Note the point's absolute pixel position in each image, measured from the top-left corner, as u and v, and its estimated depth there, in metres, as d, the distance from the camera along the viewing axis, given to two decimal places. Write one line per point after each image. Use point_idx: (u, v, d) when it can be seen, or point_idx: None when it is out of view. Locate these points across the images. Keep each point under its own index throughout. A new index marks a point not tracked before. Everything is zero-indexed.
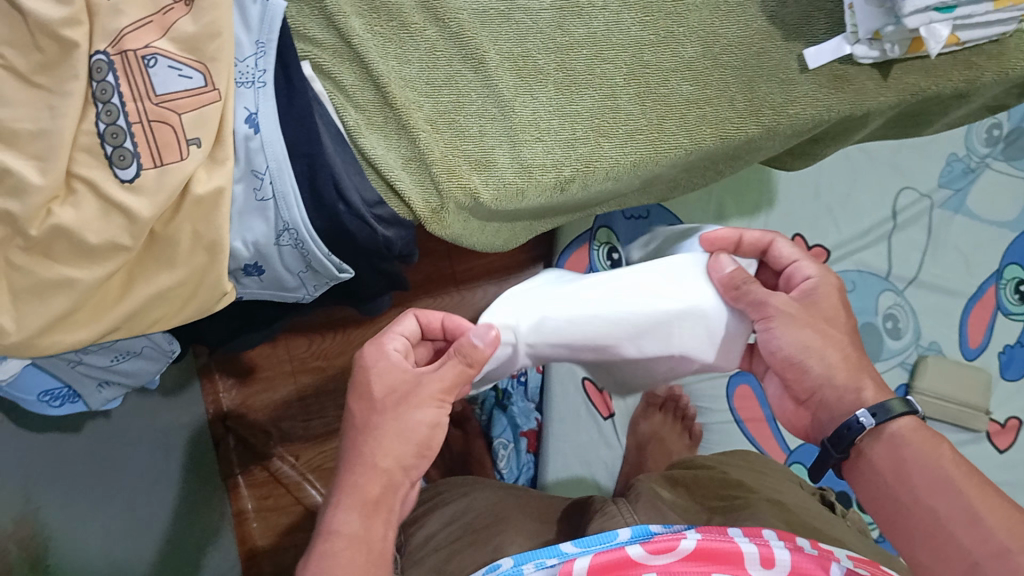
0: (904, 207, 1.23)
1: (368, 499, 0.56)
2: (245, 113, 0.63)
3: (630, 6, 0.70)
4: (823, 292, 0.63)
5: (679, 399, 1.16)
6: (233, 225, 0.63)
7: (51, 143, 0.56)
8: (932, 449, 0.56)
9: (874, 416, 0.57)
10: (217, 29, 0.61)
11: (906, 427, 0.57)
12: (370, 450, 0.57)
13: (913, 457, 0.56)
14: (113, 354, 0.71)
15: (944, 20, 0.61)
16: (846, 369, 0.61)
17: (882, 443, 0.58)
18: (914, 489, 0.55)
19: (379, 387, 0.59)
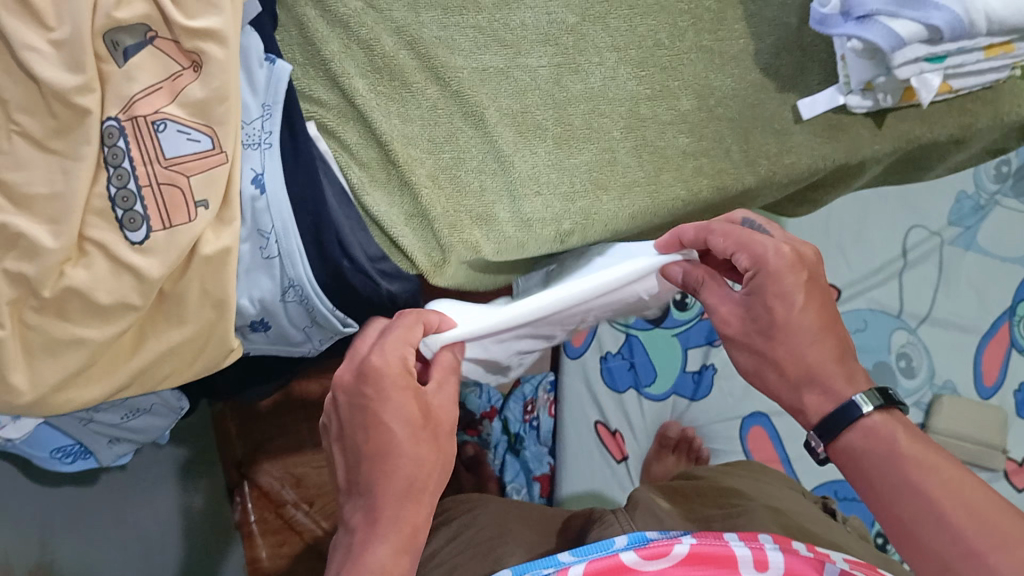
0: (914, 245, 1.23)
1: (410, 533, 0.59)
2: (252, 174, 0.65)
3: (623, 63, 0.68)
4: (764, 282, 0.62)
5: (692, 442, 1.17)
6: (239, 282, 0.65)
7: (64, 207, 0.60)
8: (890, 449, 0.57)
9: (821, 438, 0.61)
10: (225, 93, 0.63)
11: (858, 434, 0.59)
12: (405, 481, 0.59)
13: (868, 459, 0.58)
14: (124, 411, 0.72)
15: (934, 70, 0.60)
16: (823, 393, 0.60)
17: (841, 455, 0.60)
18: (886, 497, 0.56)
19: (390, 404, 0.59)
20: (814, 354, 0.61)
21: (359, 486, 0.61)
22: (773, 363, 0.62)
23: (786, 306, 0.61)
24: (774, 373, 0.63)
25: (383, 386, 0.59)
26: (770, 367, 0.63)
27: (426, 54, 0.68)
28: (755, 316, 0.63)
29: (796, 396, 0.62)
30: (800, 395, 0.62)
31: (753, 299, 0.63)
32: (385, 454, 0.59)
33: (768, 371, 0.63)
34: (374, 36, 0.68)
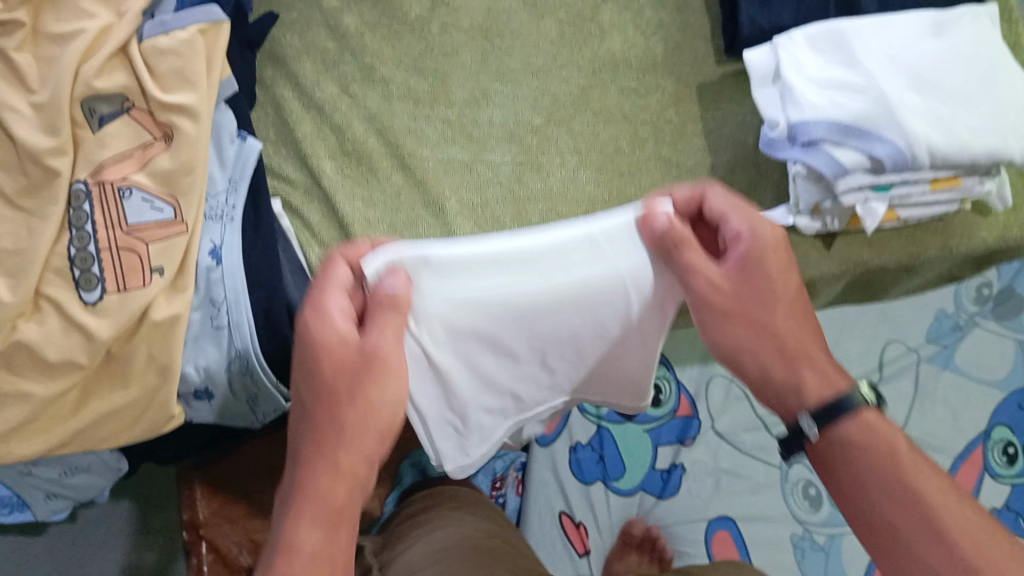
0: (891, 359, 1.23)
1: (320, 552, 0.51)
2: (210, 245, 0.66)
3: (584, 165, 0.70)
4: (762, 254, 0.56)
5: (655, 540, 1.14)
6: (185, 349, 0.65)
7: (23, 262, 0.62)
8: (891, 452, 0.53)
9: (817, 419, 0.55)
10: (191, 166, 0.65)
11: (854, 426, 0.54)
12: (319, 474, 0.53)
13: (867, 459, 0.53)
14: (62, 467, 0.73)
15: (879, 198, 0.61)
16: (818, 369, 0.57)
17: (834, 446, 0.55)
18: (854, 492, 0.54)
19: (329, 368, 0.53)
20: (812, 339, 0.57)
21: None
22: (764, 332, 0.57)
23: (783, 280, 0.56)
24: (769, 340, 0.57)
25: (319, 364, 0.53)
26: (757, 334, 0.57)
27: (395, 143, 0.70)
28: (754, 290, 0.56)
29: (791, 374, 0.57)
30: None
31: (745, 265, 0.56)
32: (317, 439, 0.53)
33: (764, 344, 0.57)
34: (346, 121, 0.70)
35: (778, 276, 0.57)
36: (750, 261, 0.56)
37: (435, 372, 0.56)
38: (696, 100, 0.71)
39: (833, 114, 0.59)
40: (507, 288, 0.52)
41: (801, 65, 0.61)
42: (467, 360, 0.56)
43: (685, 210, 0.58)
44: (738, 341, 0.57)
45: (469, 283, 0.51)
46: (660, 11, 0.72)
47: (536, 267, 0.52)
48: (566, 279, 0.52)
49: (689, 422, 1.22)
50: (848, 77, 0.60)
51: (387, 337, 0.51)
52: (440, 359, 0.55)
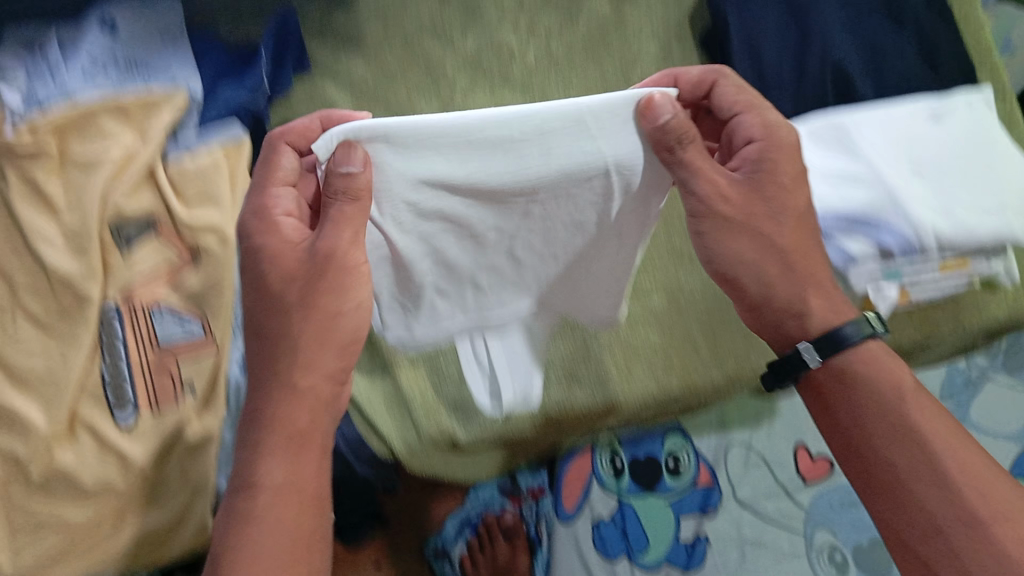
0: None
1: (305, 491, 0.52)
2: (239, 357, 0.69)
3: None
4: (776, 156, 0.54)
5: None
6: (219, 462, 0.68)
7: (57, 389, 0.64)
8: (892, 385, 0.54)
9: (818, 348, 0.55)
10: (219, 282, 0.67)
11: (862, 359, 0.55)
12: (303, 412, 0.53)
13: (869, 392, 0.54)
14: None
15: (892, 283, 0.63)
16: (821, 293, 0.56)
17: (836, 376, 0.55)
18: (862, 420, 0.54)
19: (275, 279, 0.53)
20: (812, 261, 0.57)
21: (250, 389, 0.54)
22: (772, 249, 0.54)
23: (792, 186, 0.55)
24: (778, 271, 0.55)
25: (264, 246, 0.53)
26: (775, 249, 0.55)
27: None
28: (767, 195, 0.54)
29: (795, 292, 0.56)
30: (804, 292, 0.56)
31: (756, 172, 0.55)
32: (281, 380, 0.53)
33: (772, 263, 0.55)
34: None
35: (789, 184, 0.55)
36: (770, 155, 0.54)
37: (398, 256, 0.55)
38: None
39: (840, 207, 0.61)
40: (466, 173, 0.50)
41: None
42: (428, 246, 0.56)
43: (693, 96, 0.56)
44: (752, 262, 0.55)
45: (437, 164, 0.50)
46: None
47: (510, 148, 0.50)
48: (547, 165, 0.50)
49: (711, 491, 1.00)
50: (850, 168, 0.62)
51: (343, 236, 0.50)
52: (395, 235, 0.54)
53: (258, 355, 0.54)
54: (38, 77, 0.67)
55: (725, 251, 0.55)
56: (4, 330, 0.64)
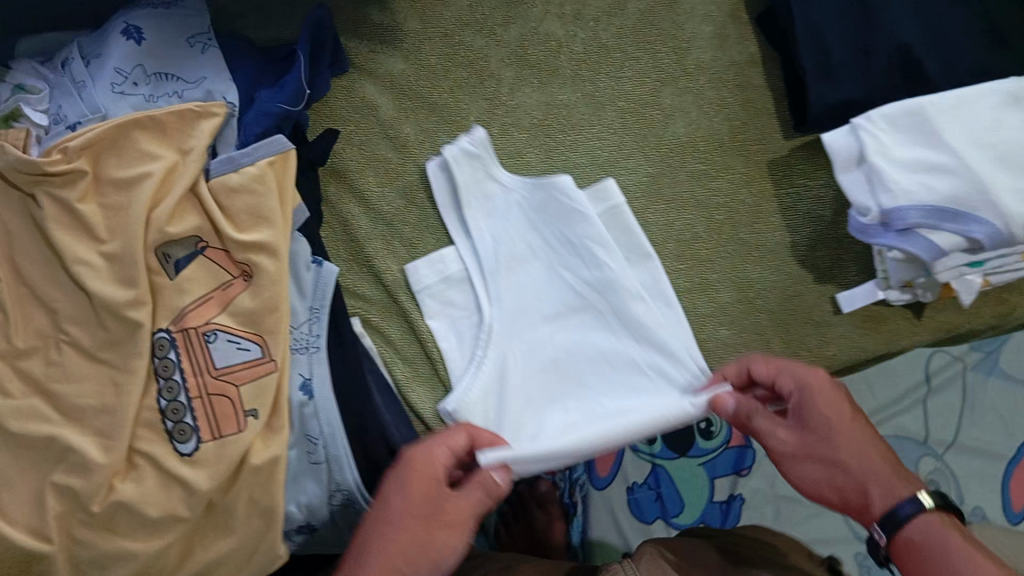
0: (936, 368, 1.05)
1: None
2: (300, 379, 0.65)
3: (662, 257, 0.70)
4: (814, 403, 0.56)
5: None
6: (286, 489, 0.65)
7: (112, 421, 0.61)
8: (958, 547, 0.51)
9: (882, 527, 0.54)
10: (275, 303, 0.64)
11: (923, 526, 0.52)
12: (385, 569, 0.54)
13: (937, 559, 0.51)
14: None
15: (975, 272, 0.61)
16: (889, 486, 0.54)
17: (908, 544, 0.53)
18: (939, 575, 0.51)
19: (415, 491, 0.56)
20: (880, 462, 0.55)
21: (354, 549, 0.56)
22: (835, 469, 0.55)
23: (835, 409, 0.56)
24: (841, 475, 0.55)
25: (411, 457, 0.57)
26: (837, 476, 0.55)
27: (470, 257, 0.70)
28: (814, 425, 0.56)
29: (860, 495, 0.55)
30: (867, 489, 0.54)
31: (804, 420, 0.57)
32: (378, 551, 0.54)
33: (837, 476, 0.55)
34: (418, 235, 0.71)
35: (840, 410, 0.56)
36: (808, 414, 0.56)
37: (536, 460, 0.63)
38: (768, 177, 0.71)
39: (925, 198, 0.60)
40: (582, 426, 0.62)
41: (885, 148, 0.62)
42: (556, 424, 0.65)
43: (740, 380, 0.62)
44: (818, 482, 0.56)
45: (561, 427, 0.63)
46: (721, 90, 0.73)
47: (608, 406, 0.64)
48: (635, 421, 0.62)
49: (744, 451, 1.01)
50: (936, 158, 0.61)
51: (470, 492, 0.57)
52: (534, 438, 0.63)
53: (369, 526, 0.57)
54: (64, 94, 0.65)
55: (803, 482, 0.57)
56: (52, 361, 0.62)
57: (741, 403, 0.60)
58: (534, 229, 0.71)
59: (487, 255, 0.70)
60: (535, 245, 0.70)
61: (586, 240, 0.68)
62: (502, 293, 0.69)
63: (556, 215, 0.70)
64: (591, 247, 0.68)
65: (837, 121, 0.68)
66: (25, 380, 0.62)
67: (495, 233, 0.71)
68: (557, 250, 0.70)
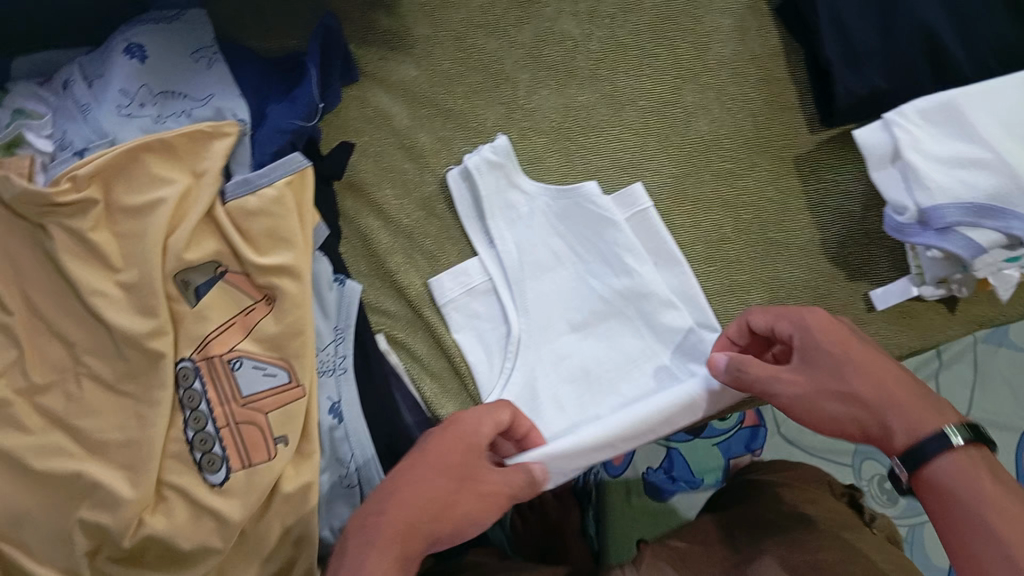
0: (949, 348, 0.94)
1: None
2: (329, 402, 0.64)
3: (691, 259, 0.71)
4: (812, 340, 0.54)
5: None
6: (320, 513, 0.63)
7: (139, 454, 0.58)
8: (976, 488, 0.48)
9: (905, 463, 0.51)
10: (300, 326, 0.62)
11: (945, 468, 0.49)
12: (415, 515, 0.50)
13: (960, 501, 0.48)
14: None
15: (1013, 266, 0.62)
16: (913, 415, 0.51)
17: (929, 482, 0.50)
18: (963, 522, 0.47)
19: (455, 457, 0.52)
20: (900, 391, 0.52)
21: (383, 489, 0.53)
22: (858, 403, 0.52)
23: (841, 344, 0.53)
24: (860, 408, 0.52)
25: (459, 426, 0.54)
26: (857, 408, 0.52)
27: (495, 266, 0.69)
28: (820, 364, 0.53)
29: (880, 427, 0.52)
30: (885, 420, 0.51)
31: (807, 358, 0.54)
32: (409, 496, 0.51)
33: (852, 408, 0.52)
34: (438, 247, 0.70)
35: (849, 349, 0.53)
36: (812, 351, 0.53)
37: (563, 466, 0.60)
38: (795, 173, 0.72)
39: (967, 196, 0.61)
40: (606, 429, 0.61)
41: (918, 143, 0.63)
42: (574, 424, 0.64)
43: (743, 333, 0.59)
44: (838, 418, 0.52)
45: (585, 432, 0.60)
46: (744, 85, 0.73)
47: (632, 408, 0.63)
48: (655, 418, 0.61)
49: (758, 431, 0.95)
50: (971, 154, 0.62)
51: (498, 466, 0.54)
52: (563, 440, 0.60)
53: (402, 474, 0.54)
54: (69, 120, 0.64)
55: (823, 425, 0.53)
56: (71, 396, 0.59)
57: (734, 356, 0.56)
58: (557, 233, 0.70)
59: (512, 264, 0.68)
60: (561, 250, 0.69)
61: (618, 248, 0.68)
62: (528, 303, 0.68)
63: (583, 223, 0.69)
64: (622, 254, 0.67)
65: (863, 112, 0.70)
66: (44, 415, 0.59)
67: (518, 240, 0.69)
68: (584, 256, 0.69)
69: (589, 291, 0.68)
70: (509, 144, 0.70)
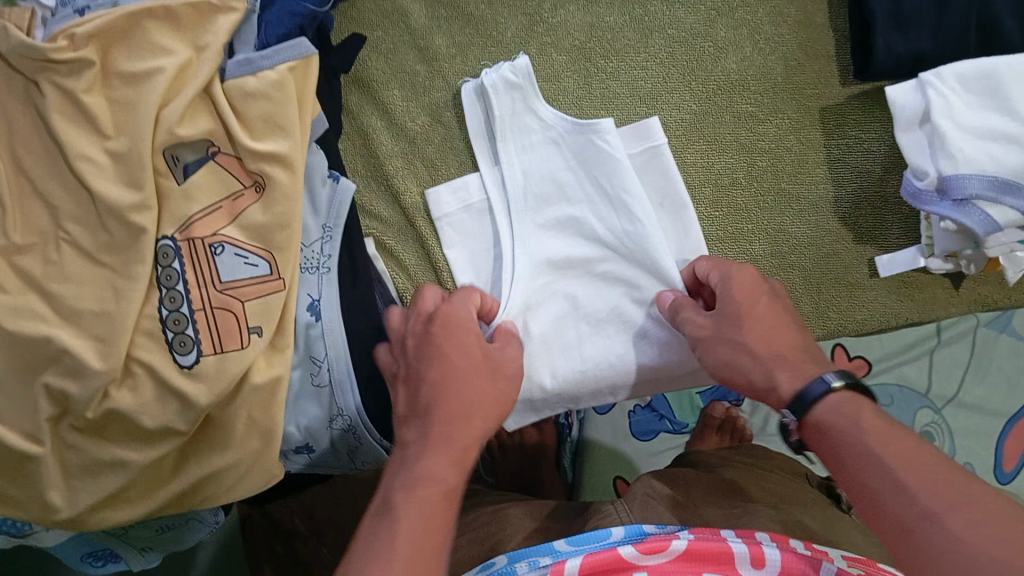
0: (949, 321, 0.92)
1: (446, 486, 0.47)
2: (308, 299, 0.63)
3: (696, 201, 0.69)
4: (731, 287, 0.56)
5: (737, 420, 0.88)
6: (287, 410, 0.63)
7: (112, 328, 0.57)
8: (854, 422, 0.44)
9: (794, 414, 0.49)
10: (287, 220, 0.61)
11: (829, 407, 0.47)
12: (462, 413, 0.52)
13: (838, 437, 0.45)
14: (156, 525, 0.67)
15: None
16: (797, 371, 0.51)
17: (816, 423, 0.47)
18: (845, 451, 0.44)
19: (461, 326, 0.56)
20: (783, 344, 0.52)
21: (413, 386, 0.54)
22: (746, 351, 0.53)
23: (747, 292, 0.55)
24: (748, 356, 0.53)
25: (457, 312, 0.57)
26: (745, 357, 0.53)
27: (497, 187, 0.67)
28: (727, 308, 0.55)
29: (766, 378, 0.52)
30: (772, 373, 0.51)
31: (728, 303, 0.55)
32: (454, 403, 0.52)
33: (745, 357, 0.53)
34: (440, 155, 0.69)
35: (763, 304, 0.55)
36: (722, 299, 0.56)
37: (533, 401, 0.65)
38: (819, 126, 0.70)
39: (992, 170, 0.58)
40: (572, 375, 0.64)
41: (953, 110, 0.60)
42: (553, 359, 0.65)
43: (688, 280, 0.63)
44: (731, 363, 0.54)
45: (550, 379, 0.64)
46: (780, 26, 0.70)
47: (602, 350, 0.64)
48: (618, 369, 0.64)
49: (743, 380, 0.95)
50: (1005, 128, 0.59)
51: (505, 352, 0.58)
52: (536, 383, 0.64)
53: (422, 376, 0.54)
54: None
55: (716, 367, 0.55)
56: (50, 260, 0.58)
57: (676, 297, 0.60)
58: (569, 167, 0.67)
59: (516, 193, 0.66)
60: (569, 188, 0.67)
61: (627, 194, 0.64)
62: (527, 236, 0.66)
63: (595, 160, 0.66)
64: (629, 200, 0.64)
65: (902, 70, 0.66)
66: (22, 276, 0.57)
67: (526, 169, 0.67)
68: (591, 197, 0.66)
69: (590, 231, 0.66)
70: (530, 67, 0.67)
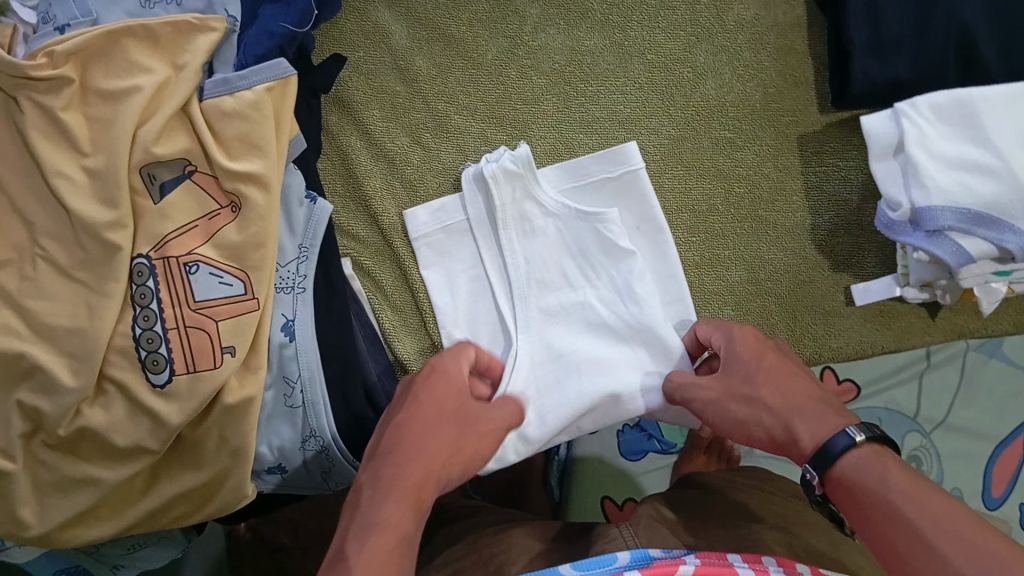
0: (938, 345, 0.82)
1: (400, 532, 0.46)
2: (282, 319, 0.63)
3: (673, 226, 0.70)
4: (737, 351, 0.57)
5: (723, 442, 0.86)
6: (259, 430, 0.62)
7: (85, 345, 0.57)
8: (882, 478, 0.45)
9: (816, 469, 0.49)
10: (262, 239, 0.61)
11: (853, 462, 0.47)
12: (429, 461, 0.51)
13: (865, 494, 0.45)
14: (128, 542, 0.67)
15: (1000, 281, 0.63)
16: (815, 422, 0.51)
17: (840, 480, 0.47)
18: (873, 510, 0.44)
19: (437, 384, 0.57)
20: (798, 397, 0.53)
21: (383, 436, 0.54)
22: (762, 407, 0.53)
23: (755, 353, 0.56)
24: (764, 411, 0.53)
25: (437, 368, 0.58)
26: (762, 413, 0.53)
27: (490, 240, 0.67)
28: (737, 370, 0.56)
29: (785, 434, 0.52)
30: (789, 426, 0.51)
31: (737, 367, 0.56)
32: (415, 444, 0.52)
33: (767, 417, 0.53)
34: (419, 176, 0.69)
35: (770, 363, 0.55)
36: (734, 361, 0.57)
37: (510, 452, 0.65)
38: (797, 153, 0.71)
39: (963, 200, 0.60)
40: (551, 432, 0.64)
41: (926, 139, 0.62)
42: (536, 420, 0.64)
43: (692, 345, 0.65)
44: (745, 419, 0.54)
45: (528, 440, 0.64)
46: (760, 51, 0.71)
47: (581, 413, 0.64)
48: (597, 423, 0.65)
49: None
50: (978, 158, 0.61)
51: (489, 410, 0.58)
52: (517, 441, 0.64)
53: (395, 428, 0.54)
54: None
55: (730, 425, 0.55)
56: (26, 277, 0.57)
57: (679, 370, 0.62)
58: (569, 254, 0.68)
59: (519, 278, 0.66)
60: (572, 274, 0.67)
61: (631, 276, 0.65)
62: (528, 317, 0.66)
63: (597, 248, 0.67)
64: (633, 281, 0.65)
65: (881, 98, 0.67)
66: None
67: (527, 254, 0.67)
68: (595, 282, 0.67)
69: (592, 310, 0.66)
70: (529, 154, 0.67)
